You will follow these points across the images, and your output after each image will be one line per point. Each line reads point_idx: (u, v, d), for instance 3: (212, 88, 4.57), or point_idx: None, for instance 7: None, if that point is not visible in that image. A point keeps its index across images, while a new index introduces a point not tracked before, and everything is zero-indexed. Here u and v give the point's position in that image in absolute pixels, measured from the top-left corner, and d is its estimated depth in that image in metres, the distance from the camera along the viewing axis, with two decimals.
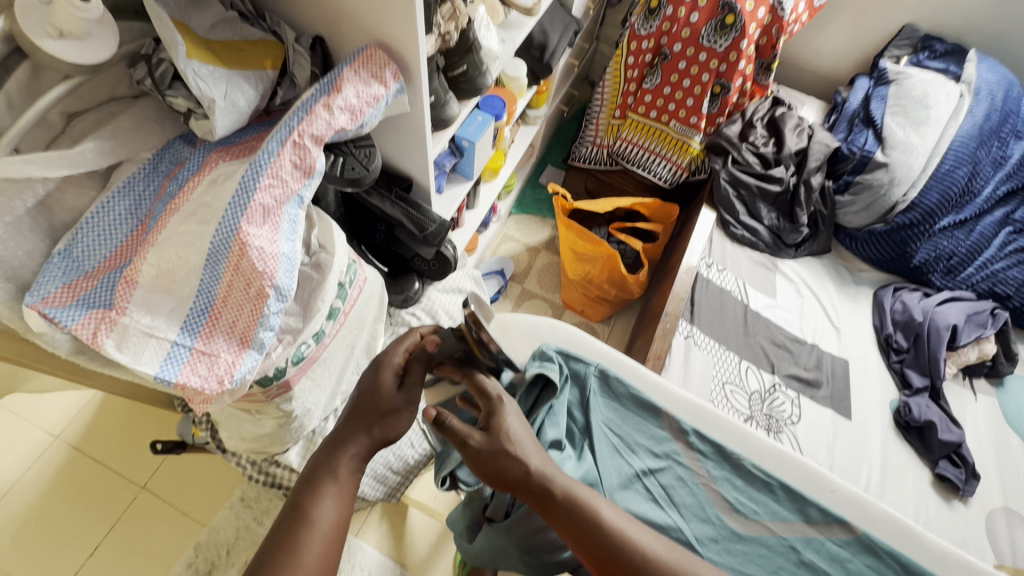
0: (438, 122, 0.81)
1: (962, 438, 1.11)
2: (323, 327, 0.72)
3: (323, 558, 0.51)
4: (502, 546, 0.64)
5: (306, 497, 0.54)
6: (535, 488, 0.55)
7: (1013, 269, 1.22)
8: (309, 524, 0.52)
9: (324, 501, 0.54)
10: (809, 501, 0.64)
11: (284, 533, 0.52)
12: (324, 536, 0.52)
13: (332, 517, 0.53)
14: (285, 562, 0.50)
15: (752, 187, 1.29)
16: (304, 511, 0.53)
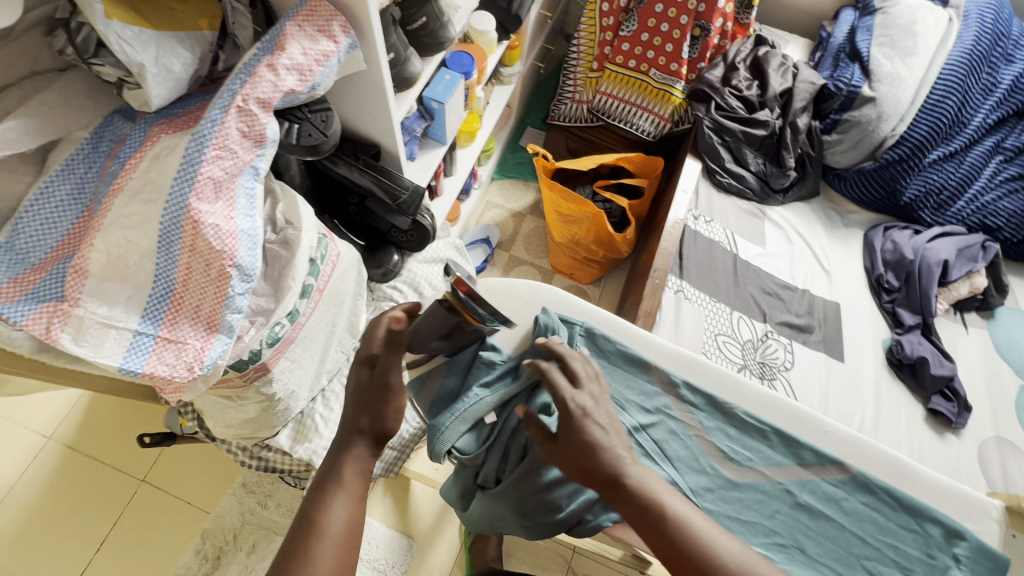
0: (400, 81, 0.76)
1: (954, 372, 1.12)
2: (298, 306, 0.69)
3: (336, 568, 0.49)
4: (496, 510, 0.63)
5: (313, 506, 0.52)
6: (605, 473, 0.52)
7: (1003, 200, 1.22)
8: (326, 536, 0.50)
9: (334, 509, 0.51)
10: (802, 444, 0.63)
11: (294, 545, 0.49)
12: (337, 545, 0.50)
13: (343, 523, 0.51)
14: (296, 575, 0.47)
15: (737, 133, 1.24)
16: (312, 520, 0.51)
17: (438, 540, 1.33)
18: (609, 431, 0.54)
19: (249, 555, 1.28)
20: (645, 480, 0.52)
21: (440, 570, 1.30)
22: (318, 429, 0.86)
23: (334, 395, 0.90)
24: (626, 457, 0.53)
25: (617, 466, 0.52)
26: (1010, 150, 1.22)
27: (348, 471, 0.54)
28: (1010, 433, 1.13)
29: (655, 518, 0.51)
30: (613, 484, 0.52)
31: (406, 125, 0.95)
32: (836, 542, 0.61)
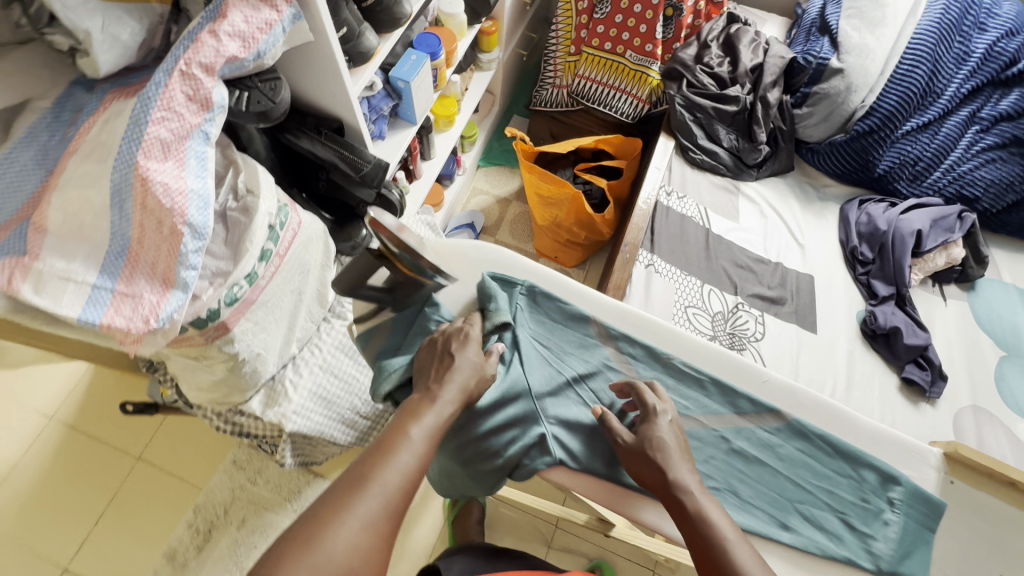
0: (356, 56, 0.79)
1: (928, 341, 1.12)
2: (256, 269, 0.72)
3: (409, 477, 0.49)
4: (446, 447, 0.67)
5: (401, 422, 0.53)
6: (664, 476, 0.56)
7: (981, 169, 1.21)
8: (408, 440, 0.51)
9: (421, 424, 0.53)
10: (739, 393, 0.66)
11: (376, 448, 0.50)
12: (415, 456, 0.50)
13: (426, 435, 0.53)
14: (376, 470, 0.48)
15: (709, 110, 1.25)
16: (392, 441, 0.51)
17: (422, 515, 1.36)
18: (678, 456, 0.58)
19: (239, 528, 1.33)
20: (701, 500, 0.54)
21: (423, 544, 1.32)
22: (287, 394, 0.89)
23: (305, 362, 0.93)
24: (692, 482, 0.56)
25: (680, 478, 0.56)
26: (986, 120, 1.21)
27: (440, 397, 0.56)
28: (987, 402, 1.12)
29: (708, 538, 0.51)
30: (671, 490, 0.55)
31: (373, 104, 0.98)
32: (771, 486, 0.63)
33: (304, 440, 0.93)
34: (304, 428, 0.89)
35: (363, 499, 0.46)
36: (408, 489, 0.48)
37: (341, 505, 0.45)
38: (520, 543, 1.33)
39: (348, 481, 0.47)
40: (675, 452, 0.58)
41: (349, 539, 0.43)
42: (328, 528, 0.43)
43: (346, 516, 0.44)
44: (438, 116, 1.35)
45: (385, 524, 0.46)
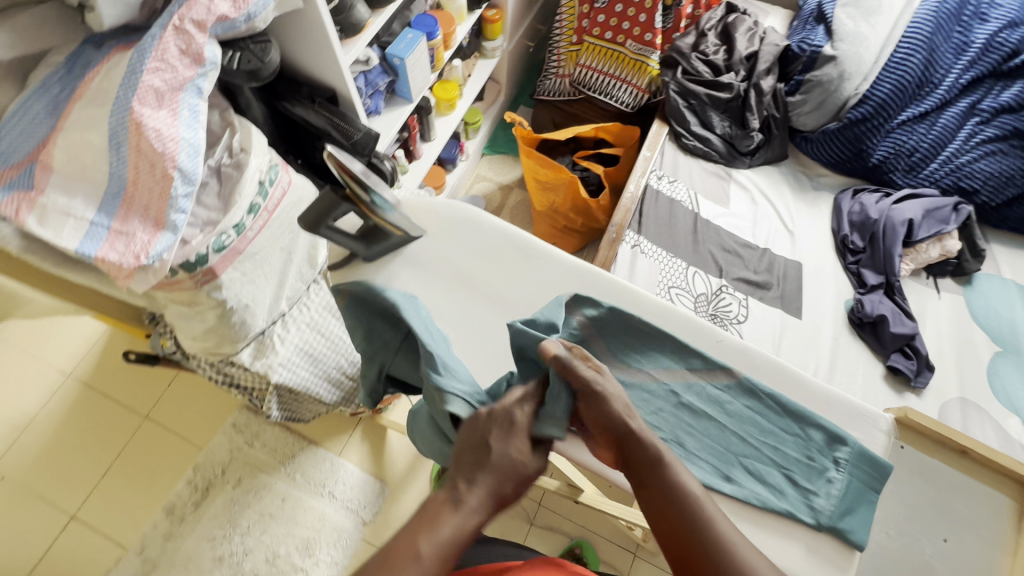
0: (348, 27, 0.85)
1: (915, 331, 1.11)
2: (245, 220, 0.78)
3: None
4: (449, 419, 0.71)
5: (413, 530, 0.46)
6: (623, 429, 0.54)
7: (979, 162, 1.19)
8: (417, 562, 0.43)
9: (435, 535, 0.45)
10: (692, 351, 0.66)
11: (384, 560, 0.44)
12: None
13: (437, 552, 0.44)
14: None
15: (702, 97, 1.28)
16: (395, 554, 0.43)
17: (409, 486, 1.41)
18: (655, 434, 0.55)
19: (235, 488, 1.39)
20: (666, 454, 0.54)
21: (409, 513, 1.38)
22: (275, 346, 0.94)
23: (294, 319, 0.97)
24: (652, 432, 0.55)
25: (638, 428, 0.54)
26: (986, 112, 1.19)
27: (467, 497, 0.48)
28: (976, 395, 1.11)
29: (675, 497, 0.52)
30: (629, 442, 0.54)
31: (369, 79, 1.04)
32: (717, 442, 0.65)
33: (289, 393, 0.99)
34: (290, 381, 0.95)
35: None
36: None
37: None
38: (502, 519, 1.37)
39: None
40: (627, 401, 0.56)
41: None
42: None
43: None
44: (440, 99, 1.39)
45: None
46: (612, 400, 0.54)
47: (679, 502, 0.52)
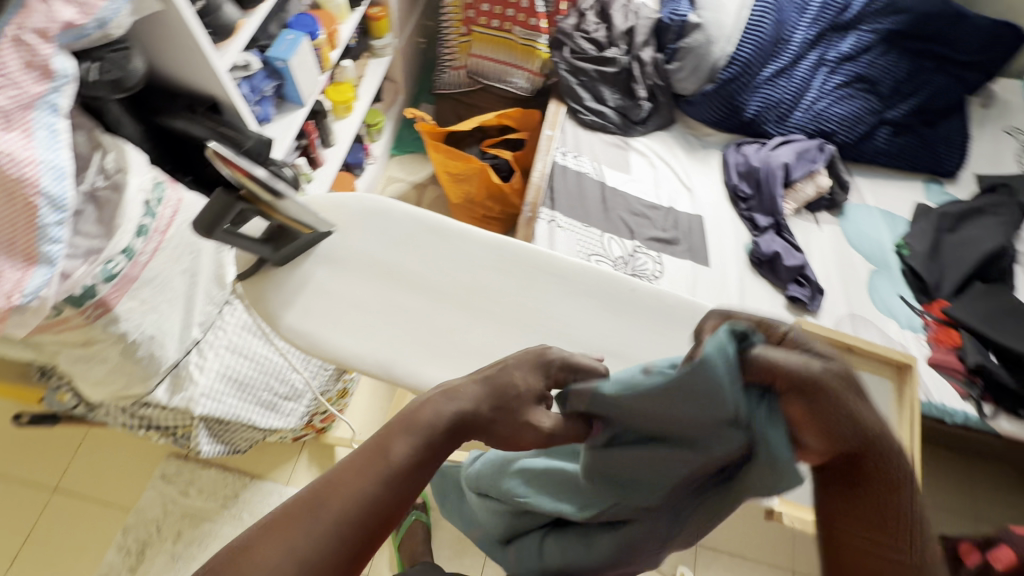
0: (219, 30, 0.80)
1: (804, 261, 1.23)
2: (134, 245, 0.72)
3: (382, 495, 0.42)
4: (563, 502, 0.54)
5: (392, 430, 0.46)
6: (866, 427, 0.40)
7: (833, 106, 1.37)
8: (389, 460, 0.44)
9: (416, 430, 0.46)
10: None
11: (362, 455, 0.44)
12: (387, 481, 0.43)
13: (412, 453, 0.45)
14: (353, 482, 0.42)
15: (591, 72, 1.37)
16: (378, 448, 0.45)
17: None
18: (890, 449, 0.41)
19: (175, 543, 1.28)
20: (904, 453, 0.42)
21: None
22: (193, 376, 0.87)
23: (211, 345, 0.90)
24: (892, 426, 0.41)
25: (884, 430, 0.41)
26: (832, 61, 1.39)
27: (463, 393, 0.50)
28: (862, 309, 1.26)
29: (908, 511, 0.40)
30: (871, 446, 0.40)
31: (254, 85, 0.99)
32: None
33: (218, 423, 0.95)
34: (216, 411, 0.90)
35: (319, 518, 0.40)
36: (377, 520, 0.42)
37: (294, 520, 0.40)
38: None
39: (314, 494, 0.41)
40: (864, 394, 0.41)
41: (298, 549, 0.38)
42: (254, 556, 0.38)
43: (301, 535, 0.39)
44: (336, 102, 1.37)
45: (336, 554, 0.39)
46: (851, 395, 0.40)
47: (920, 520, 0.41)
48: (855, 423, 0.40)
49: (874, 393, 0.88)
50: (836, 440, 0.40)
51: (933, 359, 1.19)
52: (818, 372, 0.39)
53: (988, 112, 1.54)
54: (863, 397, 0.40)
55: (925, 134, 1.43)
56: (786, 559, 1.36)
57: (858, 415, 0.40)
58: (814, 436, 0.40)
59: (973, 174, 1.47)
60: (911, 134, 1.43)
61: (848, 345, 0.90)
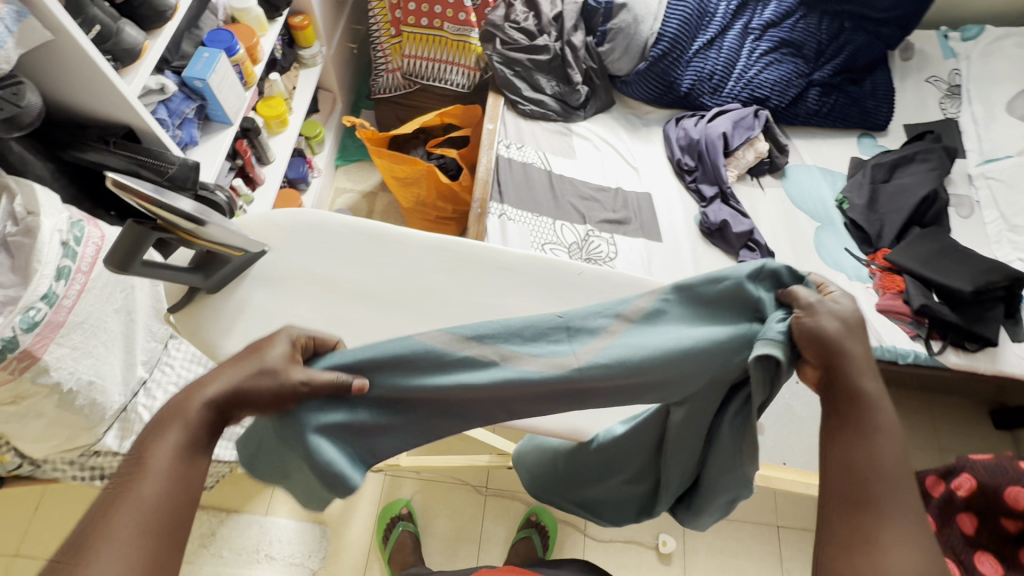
0: (122, 53, 0.76)
1: (752, 226, 1.26)
2: (54, 289, 0.67)
3: (148, 529, 0.40)
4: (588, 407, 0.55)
5: (144, 445, 0.44)
6: (836, 344, 0.47)
7: (763, 73, 1.40)
8: (149, 469, 0.42)
9: (162, 445, 0.44)
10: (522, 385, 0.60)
11: (102, 506, 0.40)
12: (150, 509, 0.41)
13: (171, 454, 0.44)
14: (113, 514, 0.40)
15: (525, 62, 1.36)
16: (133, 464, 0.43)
17: (352, 517, 1.36)
18: (864, 366, 0.47)
19: None
20: (870, 379, 0.47)
21: (359, 545, 1.33)
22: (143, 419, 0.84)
23: (158, 384, 0.88)
24: (863, 356, 0.47)
25: (857, 358, 0.47)
26: (757, 29, 1.43)
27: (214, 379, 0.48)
28: (810, 266, 1.30)
29: (861, 428, 0.46)
30: (835, 362, 0.47)
31: (172, 108, 0.95)
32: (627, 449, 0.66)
33: None
34: None
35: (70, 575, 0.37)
36: (153, 549, 0.40)
37: None
38: (454, 515, 1.38)
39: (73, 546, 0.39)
40: (845, 326, 0.47)
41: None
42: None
43: None
44: (269, 118, 1.32)
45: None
46: (828, 317, 0.47)
47: (875, 443, 0.45)
48: (837, 343, 0.47)
49: None
50: (823, 358, 0.47)
51: (879, 305, 1.25)
52: (834, 304, 0.48)
53: (910, 64, 1.61)
54: (862, 345, 0.48)
55: (852, 91, 1.49)
56: (769, 515, 1.41)
57: (841, 337, 0.47)
58: (803, 347, 0.47)
59: (901, 125, 1.53)
60: (838, 93, 1.48)
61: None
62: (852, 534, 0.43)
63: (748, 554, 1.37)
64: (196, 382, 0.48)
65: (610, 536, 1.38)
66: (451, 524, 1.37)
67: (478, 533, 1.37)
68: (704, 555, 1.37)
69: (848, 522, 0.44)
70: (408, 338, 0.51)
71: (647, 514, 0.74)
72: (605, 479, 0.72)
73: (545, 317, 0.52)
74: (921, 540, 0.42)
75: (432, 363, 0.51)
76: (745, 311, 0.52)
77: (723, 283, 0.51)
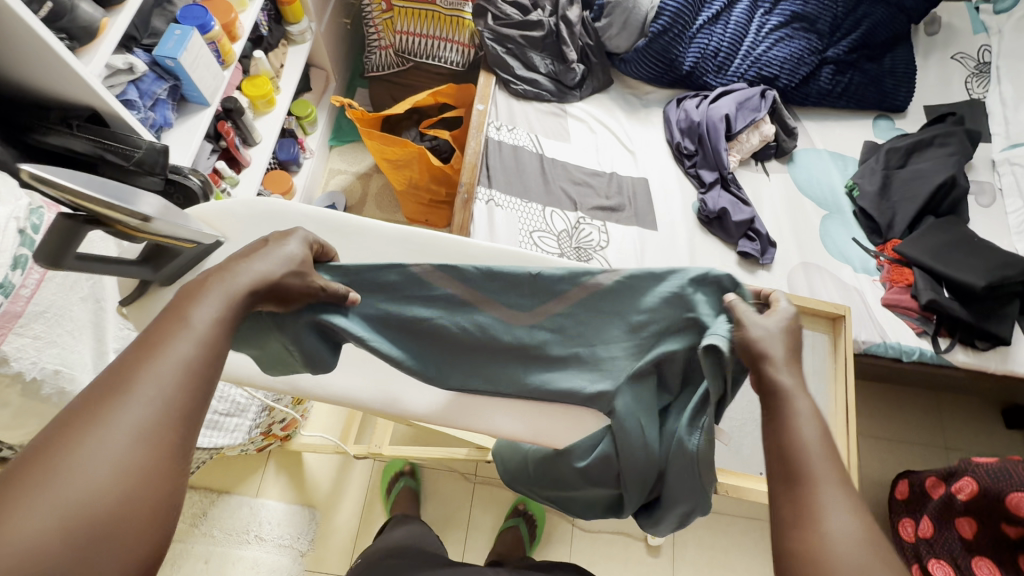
0: (79, 31, 0.73)
1: (752, 214, 1.20)
2: (10, 278, 0.67)
3: (187, 380, 0.40)
4: (532, 374, 0.65)
5: (181, 304, 0.44)
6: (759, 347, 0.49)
7: (772, 50, 1.32)
8: (187, 326, 0.42)
9: (203, 308, 0.44)
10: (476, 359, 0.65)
11: (139, 350, 0.40)
12: (184, 363, 0.40)
13: (210, 318, 0.44)
14: (148, 361, 0.39)
15: (517, 38, 1.29)
16: (169, 320, 0.42)
17: (341, 501, 1.37)
18: (787, 362, 0.49)
19: None
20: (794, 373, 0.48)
21: (348, 529, 1.34)
22: None
23: None
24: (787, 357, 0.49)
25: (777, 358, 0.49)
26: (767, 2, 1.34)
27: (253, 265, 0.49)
28: (814, 257, 1.24)
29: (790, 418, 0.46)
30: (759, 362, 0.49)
31: (143, 89, 0.92)
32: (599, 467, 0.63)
33: None
34: None
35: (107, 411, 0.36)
36: (187, 400, 0.39)
37: (89, 418, 0.36)
38: (442, 502, 1.38)
39: (105, 384, 0.38)
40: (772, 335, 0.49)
41: (95, 472, 0.34)
42: (29, 501, 0.33)
43: (103, 428, 0.36)
44: (254, 98, 1.29)
45: (149, 455, 0.36)
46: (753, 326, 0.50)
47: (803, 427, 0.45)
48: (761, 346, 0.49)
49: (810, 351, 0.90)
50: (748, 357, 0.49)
51: (886, 300, 1.19)
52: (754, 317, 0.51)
53: (935, 39, 1.50)
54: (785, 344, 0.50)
55: (869, 69, 1.39)
56: (763, 511, 1.38)
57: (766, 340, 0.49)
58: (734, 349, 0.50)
59: (921, 106, 1.44)
60: (854, 71, 1.39)
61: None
62: (798, 511, 0.42)
63: (740, 550, 1.35)
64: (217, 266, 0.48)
65: (598, 526, 1.36)
66: (439, 511, 1.37)
67: (466, 521, 1.36)
68: (694, 549, 1.35)
69: (786, 500, 0.43)
70: (403, 267, 0.60)
71: (609, 513, 0.74)
72: (573, 487, 0.70)
73: (522, 274, 0.60)
74: (859, 510, 0.41)
75: (420, 291, 0.62)
76: (682, 305, 0.57)
77: (667, 284, 0.57)
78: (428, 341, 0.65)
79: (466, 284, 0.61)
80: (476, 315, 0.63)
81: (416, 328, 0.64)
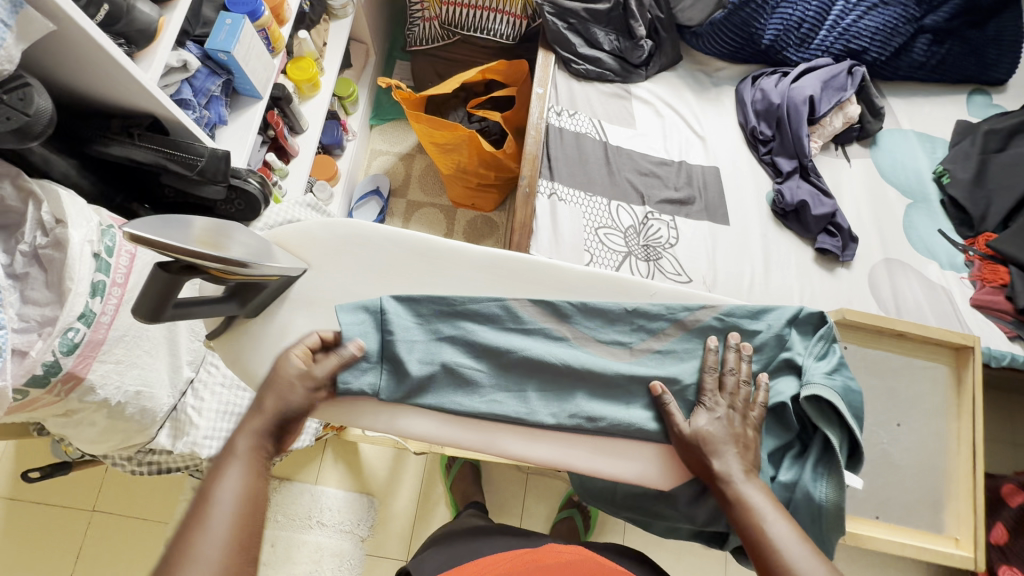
0: (137, 35, 0.68)
1: (834, 207, 1.12)
2: (91, 307, 0.64)
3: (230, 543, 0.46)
4: (635, 410, 0.61)
5: (210, 482, 0.50)
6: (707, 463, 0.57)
7: (862, 20, 1.19)
8: (221, 499, 0.48)
9: (228, 477, 0.50)
10: (575, 393, 0.62)
11: (186, 527, 0.46)
12: (227, 528, 0.46)
13: (237, 484, 0.50)
14: (196, 538, 0.45)
15: (581, 13, 1.19)
16: (204, 495, 0.48)
17: (397, 488, 1.40)
18: (737, 471, 0.57)
19: None
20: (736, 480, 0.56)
21: (405, 516, 1.37)
22: (192, 421, 0.82)
23: (204, 384, 0.85)
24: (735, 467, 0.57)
25: (727, 467, 0.56)
26: None
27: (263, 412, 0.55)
28: (897, 251, 1.15)
29: (749, 522, 0.54)
30: (713, 475, 0.57)
31: (196, 86, 0.86)
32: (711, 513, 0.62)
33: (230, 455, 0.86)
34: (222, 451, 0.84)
35: None
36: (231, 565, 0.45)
37: None
38: (497, 491, 1.39)
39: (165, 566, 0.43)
40: (723, 441, 0.58)
41: None
42: None
43: None
44: (299, 82, 1.22)
45: None
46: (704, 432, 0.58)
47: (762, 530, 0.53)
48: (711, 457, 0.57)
49: (921, 385, 0.87)
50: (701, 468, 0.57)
51: (975, 300, 1.11)
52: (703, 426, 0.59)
53: None
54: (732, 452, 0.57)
55: (971, 38, 1.25)
56: None
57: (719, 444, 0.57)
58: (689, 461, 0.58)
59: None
60: (953, 40, 1.25)
61: (899, 331, 0.86)
62: None
63: None
64: (255, 408, 0.55)
65: None
66: (493, 500, 1.38)
67: (519, 509, 1.38)
68: None
69: None
70: (503, 299, 0.63)
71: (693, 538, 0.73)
72: (664, 518, 0.69)
73: (616, 310, 0.63)
74: None
75: (516, 325, 0.63)
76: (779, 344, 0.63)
77: (758, 321, 0.64)
78: (523, 373, 0.62)
79: (564, 321, 0.63)
80: (576, 350, 0.63)
81: (509, 362, 0.62)
